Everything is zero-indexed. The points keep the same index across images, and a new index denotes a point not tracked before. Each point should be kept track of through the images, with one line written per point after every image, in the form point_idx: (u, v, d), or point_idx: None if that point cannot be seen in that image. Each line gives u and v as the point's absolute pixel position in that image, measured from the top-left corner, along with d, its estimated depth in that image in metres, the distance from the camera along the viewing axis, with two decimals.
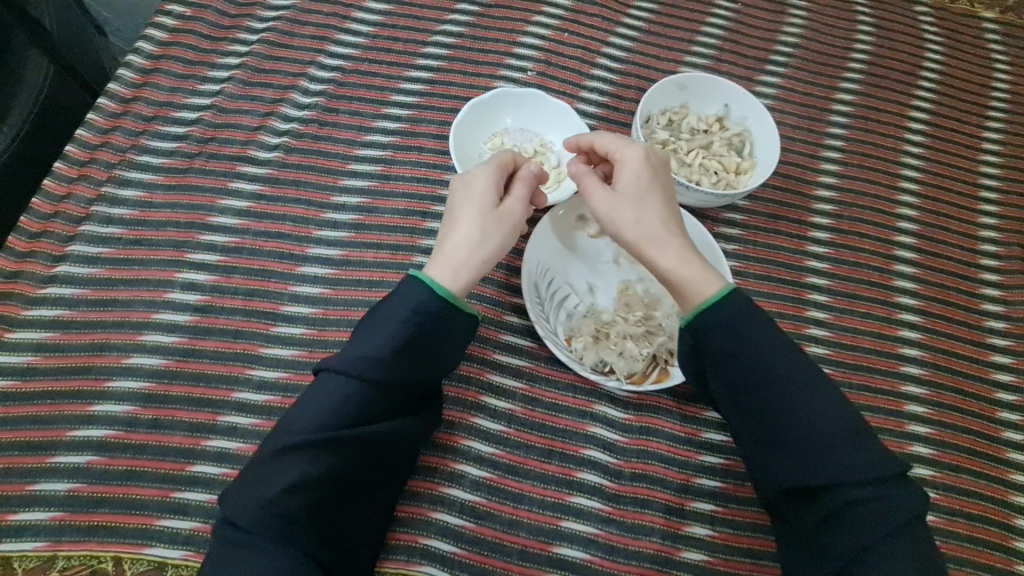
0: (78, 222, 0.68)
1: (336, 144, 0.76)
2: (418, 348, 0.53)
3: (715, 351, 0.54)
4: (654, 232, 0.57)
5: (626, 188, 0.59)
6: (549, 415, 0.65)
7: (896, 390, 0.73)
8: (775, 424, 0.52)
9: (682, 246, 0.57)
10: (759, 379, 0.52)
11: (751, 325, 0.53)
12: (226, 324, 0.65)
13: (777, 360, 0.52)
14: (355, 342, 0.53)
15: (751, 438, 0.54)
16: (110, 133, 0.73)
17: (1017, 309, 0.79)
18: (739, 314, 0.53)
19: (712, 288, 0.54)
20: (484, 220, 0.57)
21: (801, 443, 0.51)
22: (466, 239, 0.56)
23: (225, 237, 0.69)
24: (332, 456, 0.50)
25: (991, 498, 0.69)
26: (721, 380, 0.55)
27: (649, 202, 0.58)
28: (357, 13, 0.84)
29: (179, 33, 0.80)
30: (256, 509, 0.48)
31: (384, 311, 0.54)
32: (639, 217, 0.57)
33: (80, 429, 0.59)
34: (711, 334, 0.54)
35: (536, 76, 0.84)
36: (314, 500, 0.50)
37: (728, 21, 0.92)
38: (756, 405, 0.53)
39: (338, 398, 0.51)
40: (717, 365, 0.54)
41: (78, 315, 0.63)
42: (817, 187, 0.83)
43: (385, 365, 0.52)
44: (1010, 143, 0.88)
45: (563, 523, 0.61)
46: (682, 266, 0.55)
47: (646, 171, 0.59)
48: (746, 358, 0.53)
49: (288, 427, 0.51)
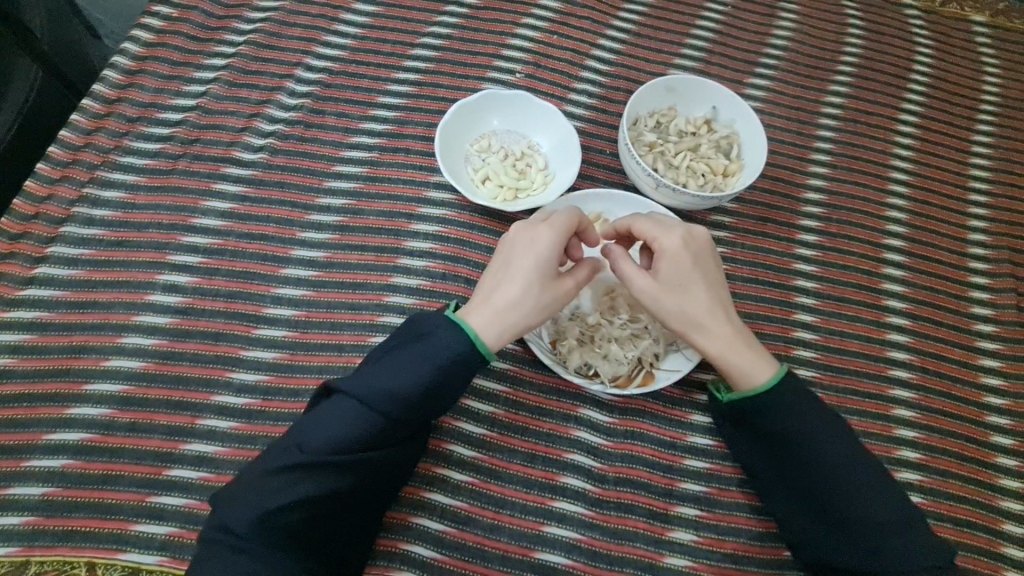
0: (59, 223, 0.67)
1: (321, 146, 0.75)
2: (441, 391, 0.54)
3: (759, 428, 0.58)
4: (699, 319, 0.59)
5: (665, 275, 0.59)
6: (533, 420, 0.64)
7: (884, 394, 0.73)
8: (814, 499, 0.55)
9: (728, 331, 0.59)
10: (800, 456, 0.56)
11: (798, 409, 0.56)
12: (207, 326, 0.64)
13: (816, 443, 0.55)
14: (379, 372, 0.54)
15: (788, 507, 0.58)
16: (94, 133, 0.73)
17: (1005, 312, 0.79)
18: (786, 400, 0.56)
19: (763, 375, 0.57)
20: (538, 286, 0.57)
21: (839, 520, 0.54)
22: (517, 299, 0.57)
23: (208, 239, 0.69)
24: (341, 480, 0.51)
25: (979, 503, 0.68)
26: (764, 451, 0.59)
27: (693, 289, 0.59)
28: (345, 14, 0.84)
29: (165, 34, 0.79)
30: (254, 519, 0.48)
31: (414, 347, 0.55)
32: (684, 308, 0.59)
33: (56, 433, 0.58)
34: (755, 413, 0.58)
35: (524, 78, 0.83)
36: (312, 517, 0.50)
37: (717, 24, 0.91)
38: (794, 479, 0.57)
39: (359, 427, 0.52)
40: (764, 440, 0.58)
41: (57, 317, 0.63)
42: (806, 190, 0.83)
43: (409, 405, 0.53)
44: (1000, 146, 0.88)
45: (546, 528, 0.61)
46: (728, 355, 0.58)
47: (688, 259, 0.59)
48: (790, 439, 0.56)
49: (301, 442, 0.52)
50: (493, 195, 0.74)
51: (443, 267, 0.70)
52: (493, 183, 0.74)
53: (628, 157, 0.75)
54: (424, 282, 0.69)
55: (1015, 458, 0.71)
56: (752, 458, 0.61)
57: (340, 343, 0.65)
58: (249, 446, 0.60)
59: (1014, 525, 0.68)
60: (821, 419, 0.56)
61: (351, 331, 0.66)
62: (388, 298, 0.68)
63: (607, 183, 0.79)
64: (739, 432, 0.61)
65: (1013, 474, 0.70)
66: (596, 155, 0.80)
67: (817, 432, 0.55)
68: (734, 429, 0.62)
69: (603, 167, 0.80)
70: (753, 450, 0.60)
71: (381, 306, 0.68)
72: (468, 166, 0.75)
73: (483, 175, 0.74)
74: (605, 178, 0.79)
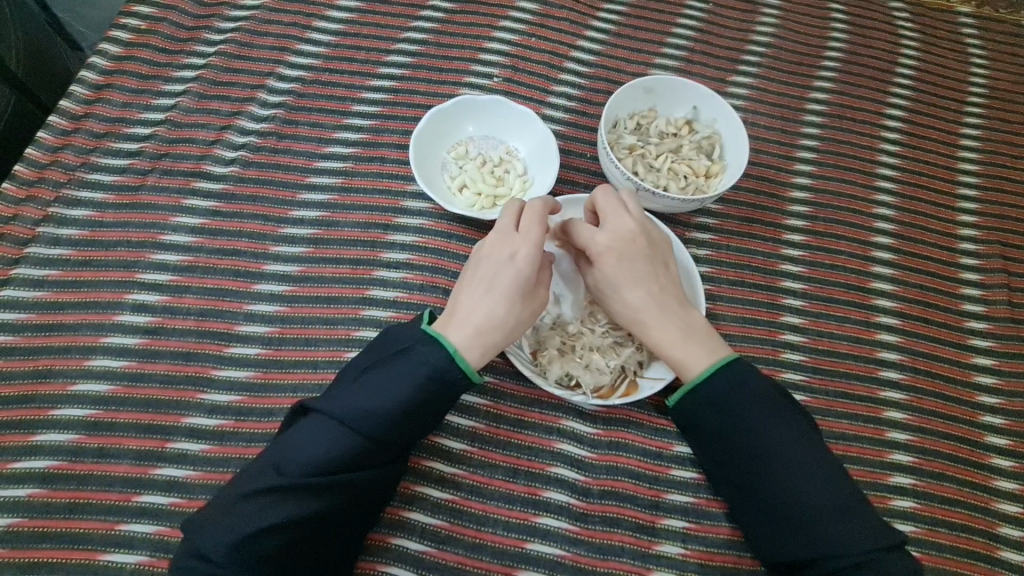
0: (24, 244, 0.67)
1: (295, 157, 0.74)
2: (426, 411, 0.52)
3: (704, 428, 0.57)
4: (637, 313, 0.59)
5: (603, 272, 0.60)
6: (514, 433, 0.63)
7: (875, 396, 0.71)
8: (768, 496, 0.54)
9: (665, 322, 0.58)
10: (747, 452, 0.55)
11: (737, 403, 0.55)
12: (177, 346, 0.64)
13: (753, 431, 0.54)
14: (361, 390, 0.52)
15: (748, 510, 0.56)
16: (60, 151, 0.71)
17: (997, 308, 0.77)
18: (725, 393, 0.55)
19: (698, 367, 0.57)
20: (519, 302, 0.55)
21: (789, 513, 0.52)
22: (497, 315, 0.54)
23: (179, 256, 0.68)
24: (322, 504, 0.49)
25: (974, 506, 0.67)
26: (714, 454, 0.57)
27: (625, 285, 0.59)
28: (318, 22, 0.82)
29: (134, 47, 0.78)
30: (229, 544, 0.46)
31: (397, 364, 0.53)
32: (621, 304, 0.60)
33: (22, 461, 0.58)
34: (699, 413, 0.57)
35: (502, 82, 0.82)
36: (288, 543, 0.48)
37: (699, 21, 0.90)
38: (747, 478, 0.55)
39: (339, 448, 0.50)
40: (711, 440, 0.57)
41: (22, 340, 0.62)
42: (791, 189, 0.81)
43: (392, 426, 0.51)
44: (989, 139, 0.87)
45: (529, 545, 0.59)
46: (670, 347, 0.58)
47: (610, 257, 0.59)
48: (735, 433, 0.55)
49: (280, 464, 0.50)
50: (471, 203, 0.72)
51: (421, 278, 0.69)
52: (470, 191, 0.72)
53: (607, 160, 0.73)
54: (401, 294, 0.68)
55: (1010, 459, 0.70)
56: (706, 463, 0.59)
57: (314, 359, 0.64)
58: (221, 469, 0.59)
59: (1010, 528, 0.67)
60: (761, 410, 0.55)
61: (327, 347, 0.65)
62: (364, 311, 0.67)
63: (588, 188, 0.77)
64: (688, 437, 0.60)
65: (1008, 475, 0.69)
66: (577, 159, 0.79)
67: (757, 425, 0.54)
68: (684, 434, 0.60)
69: (584, 171, 0.78)
70: (705, 454, 0.59)
71: (357, 321, 0.66)
72: (445, 174, 0.73)
73: (460, 183, 0.72)
74: (586, 182, 0.77)
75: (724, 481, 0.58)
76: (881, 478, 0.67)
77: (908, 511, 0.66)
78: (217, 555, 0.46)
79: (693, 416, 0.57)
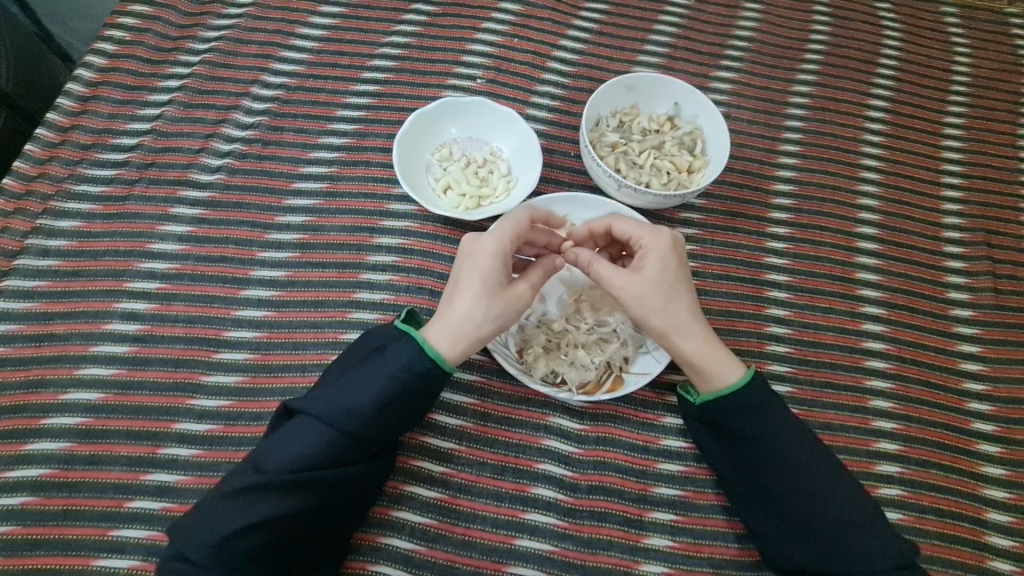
0: (14, 256, 0.67)
1: (280, 163, 0.75)
2: (402, 405, 0.53)
3: (731, 432, 0.57)
4: (680, 319, 0.58)
5: (650, 273, 0.58)
6: (502, 431, 0.63)
7: (861, 386, 0.72)
8: (784, 502, 0.55)
9: (705, 332, 0.59)
10: (772, 458, 0.55)
11: (771, 411, 0.56)
12: (167, 353, 0.64)
13: (781, 441, 0.55)
14: (338, 388, 0.53)
15: (756, 511, 0.57)
16: (47, 163, 0.72)
17: (982, 296, 0.77)
18: (760, 402, 0.56)
19: (735, 374, 0.58)
20: (491, 296, 0.56)
21: (805, 523, 0.54)
22: (469, 310, 0.55)
23: (166, 264, 0.68)
24: (302, 502, 0.50)
25: (961, 492, 0.67)
26: (734, 454, 0.58)
27: (675, 289, 0.59)
28: (301, 29, 0.82)
29: (119, 58, 0.79)
30: (211, 544, 0.47)
31: (372, 362, 0.54)
32: (667, 306, 0.58)
33: (14, 470, 0.59)
34: (730, 416, 0.57)
35: (485, 83, 0.82)
36: (269, 542, 0.49)
37: (681, 18, 0.90)
38: (765, 482, 0.56)
39: (317, 445, 0.51)
40: (735, 441, 0.58)
41: (13, 352, 0.63)
42: (775, 181, 0.82)
43: (369, 422, 0.52)
44: (973, 127, 0.87)
45: (518, 541, 0.59)
46: (707, 354, 0.58)
47: (673, 258, 0.58)
48: (765, 439, 0.55)
49: (261, 464, 0.51)
50: (455, 205, 0.73)
51: (407, 280, 0.69)
52: (454, 192, 0.73)
53: (589, 158, 0.74)
54: (388, 296, 0.68)
55: (997, 445, 0.70)
56: (720, 460, 0.60)
57: (302, 363, 0.65)
58: (212, 473, 0.60)
59: (997, 513, 0.67)
60: (786, 419, 0.56)
61: (315, 350, 0.65)
62: (352, 314, 0.67)
63: (572, 186, 0.78)
64: (707, 434, 0.60)
65: (995, 461, 0.69)
66: (561, 157, 0.79)
67: (787, 433, 0.55)
68: (703, 431, 0.61)
69: (568, 170, 0.79)
70: (722, 451, 0.59)
71: (344, 323, 0.67)
72: (429, 176, 0.74)
73: (444, 184, 0.73)
74: (570, 180, 0.78)
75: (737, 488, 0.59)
76: (867, 467, 0.67)
77: (895, 499, 0.66)
78: (201, 556, 0.47)
79: (723, 417, 0.58)
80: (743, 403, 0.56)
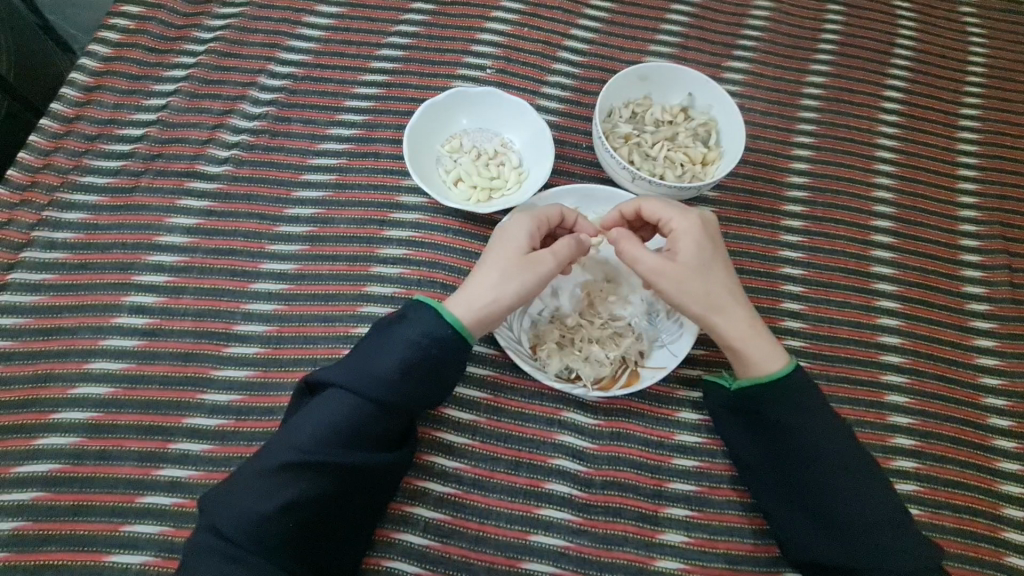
0: (19, 249, 0.66)
1: (288, 155, 0.73)
2: (428, 370, 0.53)
3: (768, 421, 0.57)
4: (719, 300, 0.58)
5: (684, 258, 0.58)
6: (516, 426, 0.63)
7: (877, 380, 0.71)
8: (812, 495, 0.54)
9: (749, 318, 0.58)
10: (804, 450, 0.54)
11: (807, 404, 0.55)
12: (175, 347, 0.64)
13: (821, 436, 0.54)
14: (358, 359, 0.53)
15: (782, 502, 0.57)
16: (52, 154, 0.71)
17: (999, 289, 0.76)
18: (798, 392, 0.55)
19: (778, 362, 0.57)
20: (509, 261, 0.57)
21: (833, 518, 0.53)
22: (489, 274, 0.57)
23: (174, 257, 0.68)
24: (332, 477, 0.49)
25: (977, 488, 0.67)
26: (764, 444, 0.58)
27: (713, 273, 0.59)
28: (307, 17, 0.81)
29: (123, 47, 0.77)
30: (248, 524, 0.47)
31: (391, 332, 0.54)
32: (706, 289, 0.58)
33: (24, 465, 0.58)
34: (765, 405, 0.57)
35: (496, 73, 0.81)
36: (306, 521, 0.48)
37: (693, 7, 0.88)
38: (791, 474, 0.56)
39: (343, 415, 0.50)
40: (767, 430, 0.57)
41: (21, 345, 0.62)
42: (789, 174, 0.80)
43: (394, 389, 0.51)
44: (988, 118, 0.86)
45: (533, 537, 0.59)
46: (751, 337, 0.57)
47: (707, 243, 0.59)
48: (798, 431, 0.55)
49: (288, 440, 0.50)
50: (467, 197, 0.71)
51: (418, 273, 0.68)
52: (465, 184, 0.71)
53: (603, 150, 0.72)
54: (399, 290, 0.68)
55: (1013, 440, 0.69)
56: (746, 450, 0.59)
57: (313, 357, 0.64)
58: (223, 468, 0.59)
59: (1014, 510, 0.66)
60: (824, 416, 0.55)
61: (325, 344, 0.65)
62: (363, 307, 0.66)
63: (584, 178, 0.77)
64: (736, 423, 0.60)
65: (1012, 456, 0.69)
66: (572, 149, 0.78)
67: (822, 428, 0.54)
68: (732, 420, 0.60)
69: (579, 162, 0.77)
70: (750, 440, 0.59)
71: (355, 317, 0.66)
72: (439, 168, 0.72)
73: (455, 177, 0.71)
74: (582, 172, 0.77)
75: (762, 480, 0.58)
76: (883, 463, 0.67)
77: (910, 495, 0.66)
78: (239, 537, 0.47)
79: (757, 405, 0.57)
80: (783, 391, 0.56)
